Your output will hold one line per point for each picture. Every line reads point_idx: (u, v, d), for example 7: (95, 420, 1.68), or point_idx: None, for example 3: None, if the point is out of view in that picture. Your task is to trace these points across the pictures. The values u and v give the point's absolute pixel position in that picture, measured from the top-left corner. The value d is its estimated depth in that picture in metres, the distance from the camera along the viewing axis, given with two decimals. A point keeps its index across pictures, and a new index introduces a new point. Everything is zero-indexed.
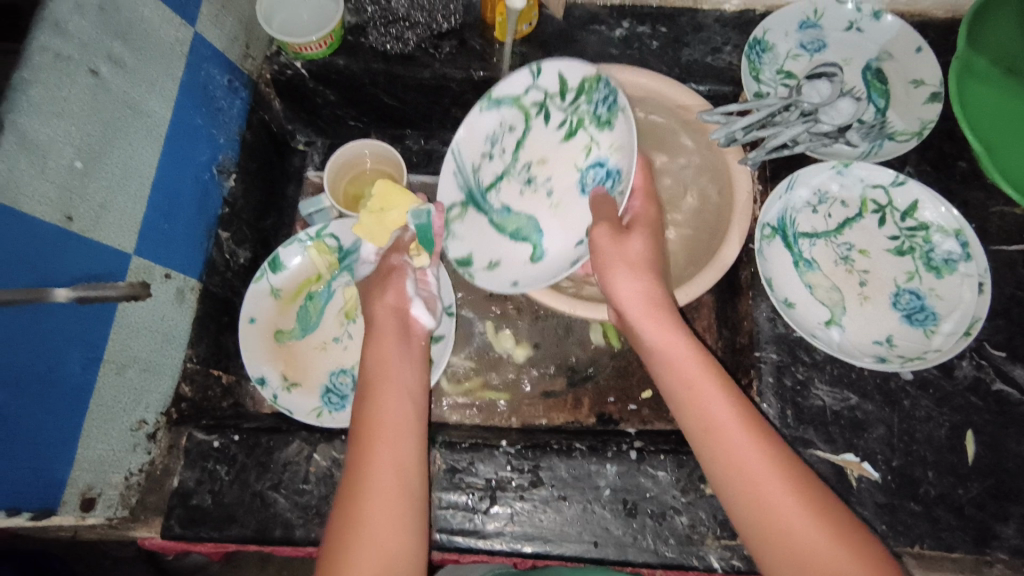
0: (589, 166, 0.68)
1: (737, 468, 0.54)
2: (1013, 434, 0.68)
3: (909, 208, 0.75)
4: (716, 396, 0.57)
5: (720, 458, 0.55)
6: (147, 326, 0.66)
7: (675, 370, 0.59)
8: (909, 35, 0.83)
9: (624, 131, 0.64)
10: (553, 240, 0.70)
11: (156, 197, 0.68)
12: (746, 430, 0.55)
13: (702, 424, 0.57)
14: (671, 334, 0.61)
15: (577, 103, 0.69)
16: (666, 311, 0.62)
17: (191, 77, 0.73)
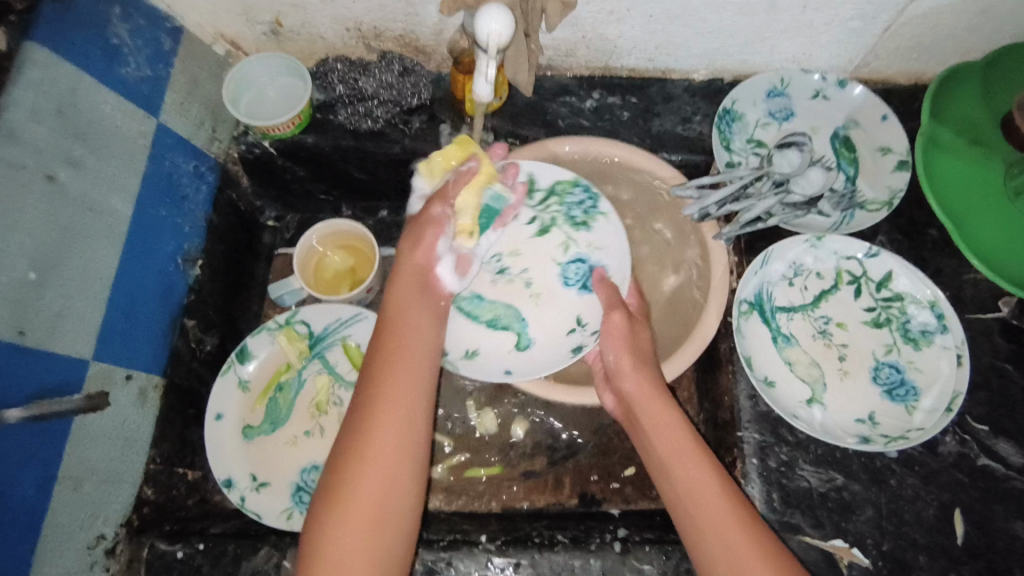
0: (569, 261, 0.78)
1: (697, 507, 0.58)
2: (1001, 511, 0.67)
3: (884, 279, 0.75)
4: (691, 451, 0.61)
5: (683, 493, 0.59)
6: (107, 433, 0.63)
7: (665, 427, 0.64)
8: (874, 102, 0.83)
9: (605, 234, 0.77)
10: (538, 329, 0.76)
11: (118, 295, 0.66)
12: (717, 477, 0.59)
13: (679, 473, 0.60)
14: (665, 410, 0.65)
15: (552, 203, 0.78)
16: (656, 379, 0.67)
17: (155, 168, 0.71)
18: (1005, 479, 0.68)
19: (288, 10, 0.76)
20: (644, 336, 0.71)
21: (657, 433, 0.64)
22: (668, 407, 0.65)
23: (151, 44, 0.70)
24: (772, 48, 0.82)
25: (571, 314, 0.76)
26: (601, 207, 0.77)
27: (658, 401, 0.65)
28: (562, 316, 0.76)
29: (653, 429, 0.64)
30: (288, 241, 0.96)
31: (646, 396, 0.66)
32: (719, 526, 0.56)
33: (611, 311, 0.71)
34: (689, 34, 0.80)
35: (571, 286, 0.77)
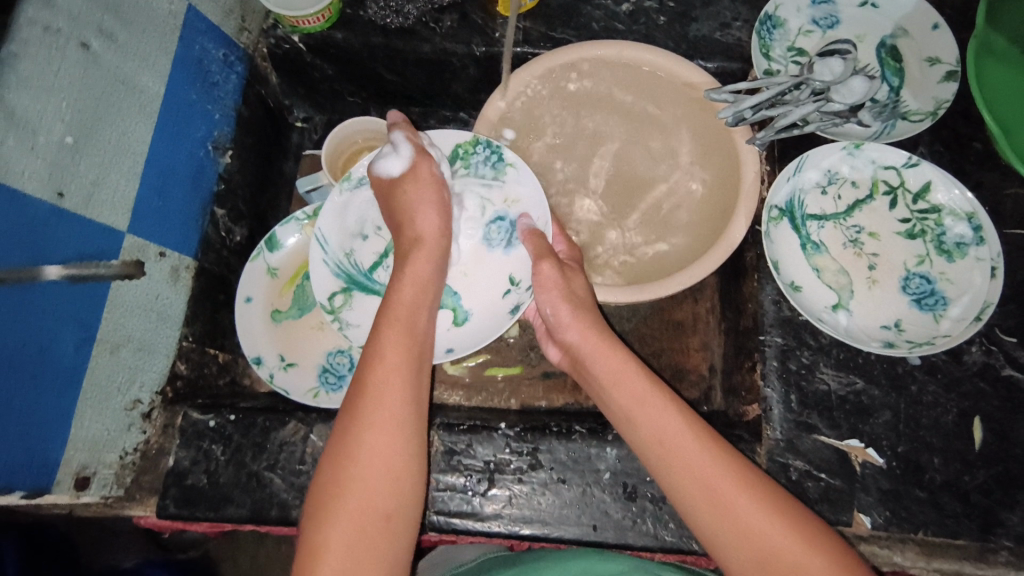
0: (489, 222, 0.75)
1: (678, 463, 0.56)
2: (1022, 420, 0.67)
3: (921, 189, 0.73)
4: (659, 404, 0.60)
5: (660, 454, 0.57)
6: (141, 304, 0.65)
7: (624, 382, 0.62)
8: (926, 10, 0.80)
9: (519, 186, 0.74)
10: (471, 301, 0.75)
11: (150, 173, 0.67)
12: (688, 428, 0.57)
13: (653, 431, 0.58)
14: (615, 358, 0.64)
15: (456, 168, 0.75)
16: (604, 337, 0.67)
17: (185, 51, 0.71)
18: None
19: None
20: (579, 285, 0.69)
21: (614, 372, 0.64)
22: (610, 346, 0.66)
23: None
24: None
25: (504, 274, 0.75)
26: (507, 158, 0.73)
27: (622, 363, 0.64)
28: (494, 282, 0.75)
29: (610, 387, 0.63)
30: (315, 143, 0.96)
31: (603, 351, 0.65)
32: (703, 476, 0.54)
33: (540, 261, 0.69)
34: None
35: (497, 247, 0.75)
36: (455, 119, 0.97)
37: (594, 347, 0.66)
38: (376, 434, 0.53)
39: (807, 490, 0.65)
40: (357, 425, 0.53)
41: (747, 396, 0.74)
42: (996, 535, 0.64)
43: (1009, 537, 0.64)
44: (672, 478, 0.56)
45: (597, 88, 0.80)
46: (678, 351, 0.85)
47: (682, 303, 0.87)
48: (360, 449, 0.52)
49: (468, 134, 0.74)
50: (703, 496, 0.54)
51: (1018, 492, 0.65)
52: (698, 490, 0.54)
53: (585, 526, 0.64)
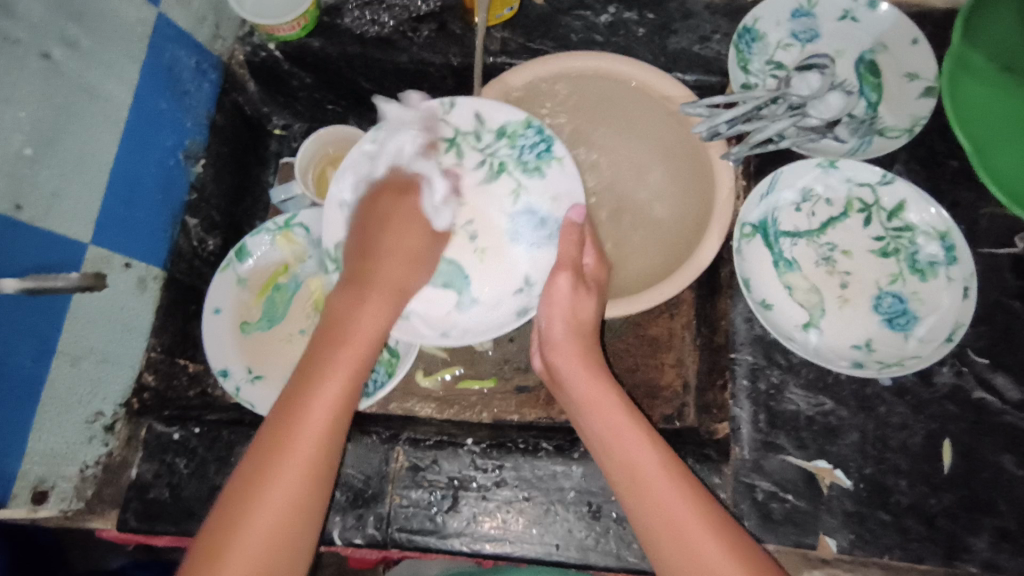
0: (519, 212, 0.73)
1: (645, 495, 0.56)
2: (990, 443, 0.66)
3: (896, 208, 0.73)
4: (635, 441, 0.58)
5: (628, 487, 0.57)
6: (106, 316, 0.65)
7: (599, 413, 0.61)
8: (906, 25, 0.79)
9: (559, 182, 0.72)
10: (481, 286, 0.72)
11: (116, 183, 0.66)
12: (660, 466, 0.57)
13: (623, 465, 0.57)
14: (590, 380, 0.63)
15: (502, 145, 0.73)
16: (593, 363, 0.65)
17: (154, 59, 0.70)
18: (999, 413, 0.67)
19: None
20: (586, 309, 0.67)
21: (584, 390, 0.63)
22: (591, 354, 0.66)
23: None
24: None
25: (518, 273, 0.72)
26: (556, 151, 0.72)
27: (599, 383, 0.63)
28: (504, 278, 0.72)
29: (588, 412, 0.62)
30: (294, 150, 0.95)
31: (580, 370, 0.64)
32: (672, 518, 0.54)
33: (557, 273, 0.67)
34: None
35: (527, 240, 0.73)
36: None
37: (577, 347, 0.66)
38: (290, 473, 0.52)
39: (772, 511, 0.65)
40: (272, 459, 0.53)
41: (717, 414, 0.73)
42: (961, 560, 0.63)
43: (975, 562, 0.63)
44: (641, 514, 0.56)
45: (574, 100, 0.80)
46: (653, 367, 0.84)
47: (658, 318, 0.86)
48: (269, 481, 0.52)
49: (519, 115, 0.71)
50: (665, 526, 0.54)
51: (984, 517, 0.64)
52: (670, 531, 0.54)
53: (548, 545, 0.64)
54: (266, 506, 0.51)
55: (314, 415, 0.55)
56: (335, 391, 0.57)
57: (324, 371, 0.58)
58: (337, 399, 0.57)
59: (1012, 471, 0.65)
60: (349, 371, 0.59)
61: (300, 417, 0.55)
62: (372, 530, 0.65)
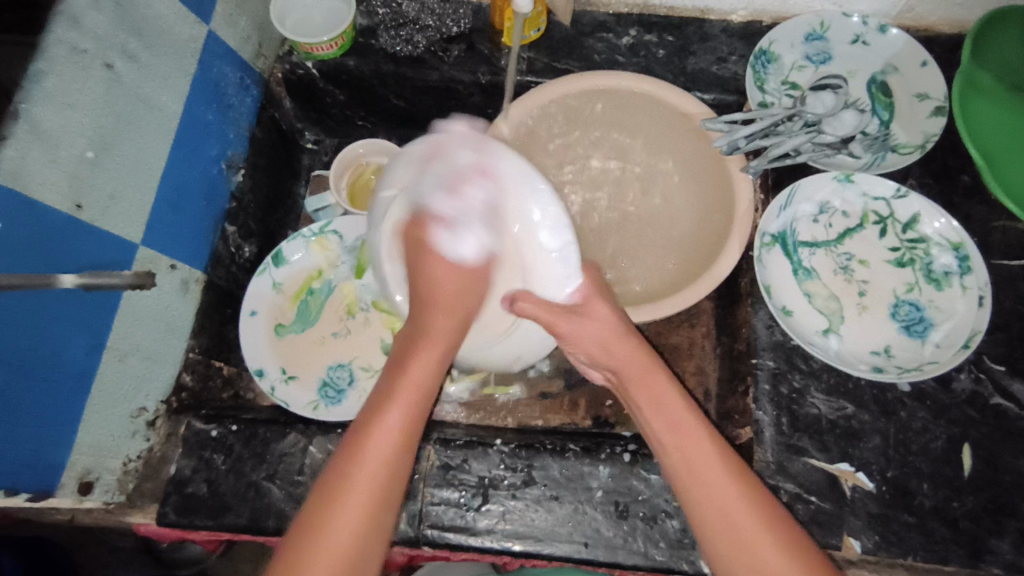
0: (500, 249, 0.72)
1: (708, 500, 0.56)
2: (1011, 448, 0.68)
3: (910, 220, 0.75)
4: (703, 449, 0.58)
5: (683, 473, 0.58)
6: (151, 315, 0.68)
7: (669, 416, 0.61)
8: (915, 48, 0.83)
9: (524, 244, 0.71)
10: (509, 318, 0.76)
11: (165, 189, 0.70)
12: (724, 466, 0.57)
13: (683, 468, 0.58)
14: (661, 385, 0.63)
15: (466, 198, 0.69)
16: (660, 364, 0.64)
17: (203, 74, 0.74)
18: (1017, 418, 0.69)
19: None
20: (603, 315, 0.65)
21: (651, 390, 0.63)
22: (642, 359, 0.64)
23: None
24: None
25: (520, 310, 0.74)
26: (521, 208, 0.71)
27: (670, 400, 0.61)
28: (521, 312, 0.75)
29: (651, 415, 0.62)
30: (325, 164, 0.99)
31: (647, 383, 0.63)
32: (731, 519, 0.55)
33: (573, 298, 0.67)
34: None
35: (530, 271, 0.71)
36: None
37: (641, 369, 0.64)
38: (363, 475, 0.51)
39: (797, 513, 0.66)
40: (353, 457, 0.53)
41: (740, 419, 0.75)
42: (985, 562, 0.64)
43: (999, 564, 0.64)
44: (700, 506, 0.56)
45: (600, 117, 0.83)
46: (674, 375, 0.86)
47: (678, 328, 0.89)
48: (334, 517, 0.50)
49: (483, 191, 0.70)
50: (726, 536, 0.54)
51: (1007, 520, 0.65)
52: (731, 538, 0.54)
53: (576, 543, 0.65)
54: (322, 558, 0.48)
55: (370, 468, 0.52)
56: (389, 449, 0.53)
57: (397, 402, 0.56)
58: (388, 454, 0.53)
59: None
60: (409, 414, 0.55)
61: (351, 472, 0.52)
62: (404, 527, 0.67)
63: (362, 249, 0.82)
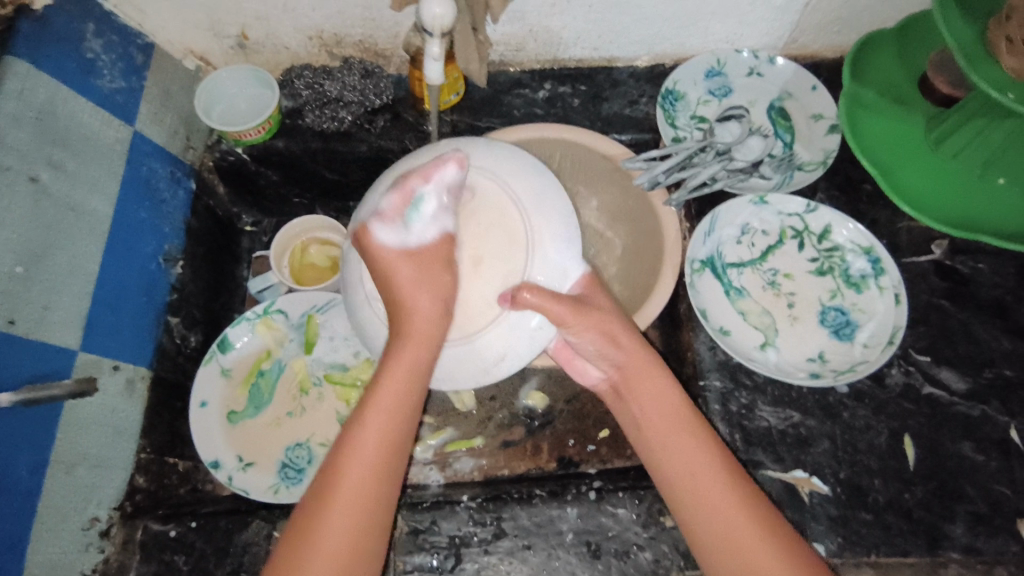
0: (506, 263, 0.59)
1: (703, 507, 0.59)
2: (948, 433, 0.71)
3: (824, 231, 0.81)
4: (703, 457, 0.61)
5: (681, 490, 0.61)
6: (96, 421, 0.67)
7: (656, 400, 0.65)
8: (804, 75, 0.90)
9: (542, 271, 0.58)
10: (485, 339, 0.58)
11: (102, 291, 0.69)
12: (720, 467, 0.60)
13: (681, 473, 0.61)
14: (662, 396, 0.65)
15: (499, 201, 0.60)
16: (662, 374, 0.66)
17: (133, 172, 0.76)
18: (949, 404, 0.73)
19: (253, 23, 0.82)
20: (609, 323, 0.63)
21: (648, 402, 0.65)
22: (641, 355, 0.65)
23: (123, 58, 0.75)
24: (705, 30, 0.89)
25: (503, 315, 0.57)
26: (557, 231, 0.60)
27: (667, 411, 0.64)
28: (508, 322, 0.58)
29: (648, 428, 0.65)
30: (266, 244, 1.00)
31: (643, 379, 0.65)
32: (726, 526, 0.58)
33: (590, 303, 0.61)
34: (628, 21, 0.86)
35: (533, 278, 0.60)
36: None
37: (641, 368, 0.65)
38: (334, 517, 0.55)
39: None
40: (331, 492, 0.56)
41: None
42: (943, 548, 0.67)
43: (956, 548, 0.67)
44: (691, 514, 0.60)
45: None
46: None
47: None
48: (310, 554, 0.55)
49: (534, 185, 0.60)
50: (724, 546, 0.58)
51: (955, 504, 0.68)
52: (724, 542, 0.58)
53: None
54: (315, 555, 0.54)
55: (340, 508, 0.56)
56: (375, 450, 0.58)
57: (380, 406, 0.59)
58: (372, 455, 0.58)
59: (972, 457, 0.70)
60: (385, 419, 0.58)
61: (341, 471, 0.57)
62: None
63: (308, 325, 0.83)
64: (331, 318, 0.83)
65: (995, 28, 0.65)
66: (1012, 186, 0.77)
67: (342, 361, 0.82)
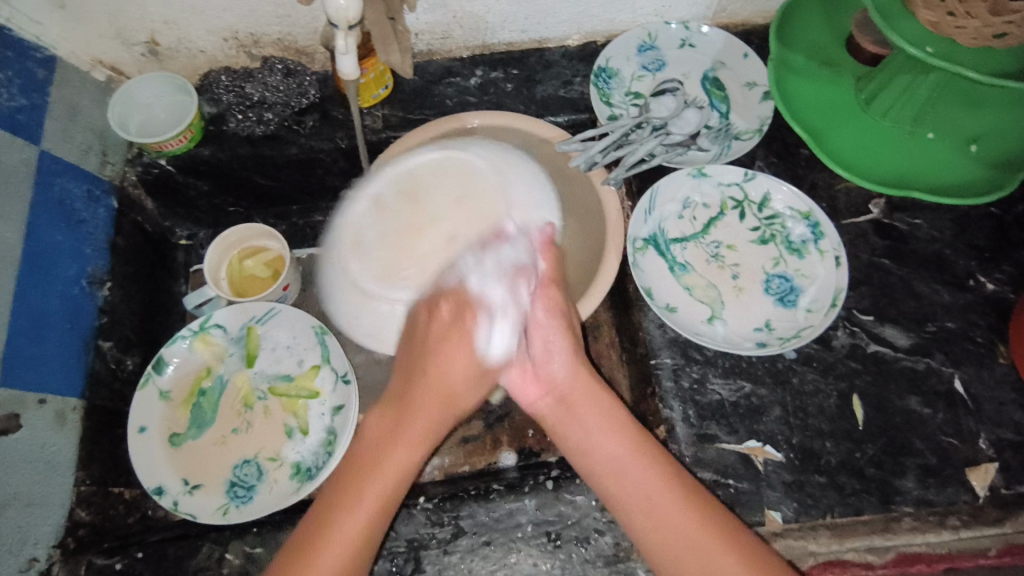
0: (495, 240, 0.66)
1: (680, 545, 0.55)
2: (894, 388, 0.72)
3: (763, 200, 0.81)
4: (649, 474, 0.59)
5: (649, 526, 0.57)
6: (25, 458, 0.64)
7: (605, 442, 0.61)
8: (735, 43, 0.90)
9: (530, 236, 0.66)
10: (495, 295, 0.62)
11: (18, 323, 0.66)
12: (691, 505, 0.57)
13: (643, 514, 0.57)
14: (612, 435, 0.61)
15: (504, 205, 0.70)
16: (604, 402, 0.63)
17: (43, 195, 0.72)
18: (895, 360, 0.73)
19: (161, 28, 0.78)
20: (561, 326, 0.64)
21: (604, 444, 0.61)
22: (592, 386, 0.64)
23: (22, 74, 0.70)
24: (632, 5, 0.87)
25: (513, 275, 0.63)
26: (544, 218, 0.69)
27: (611, 431, 0.61)
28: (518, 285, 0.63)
29: (604, 472, 0.60)
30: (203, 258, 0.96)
31: (591, 405, 0.63)
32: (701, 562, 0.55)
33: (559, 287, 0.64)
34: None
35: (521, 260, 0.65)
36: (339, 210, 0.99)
37: (585, 389, 0.64)
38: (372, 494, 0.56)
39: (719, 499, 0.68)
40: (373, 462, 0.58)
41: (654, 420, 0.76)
42: (895, 503, 0.68)
43: (908, 502, 0.68)
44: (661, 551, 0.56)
45: None
46: None
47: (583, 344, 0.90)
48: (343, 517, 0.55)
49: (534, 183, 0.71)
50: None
51: (905, 459, 0.69)
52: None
53: None
54: (334, 544, 0.54)
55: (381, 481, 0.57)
56: (408, 454, 0.59)
57: (399, 422, 0.60)
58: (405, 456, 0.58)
59: (919, 410, 0.71)
60: (417, 425, 0.59)
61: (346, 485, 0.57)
62: None
63: (249, 339, 0.80)
64: (270, 333, 0.80)
65: None
66: (941, 139, 0.78)
67: (286, 372, 0.79)
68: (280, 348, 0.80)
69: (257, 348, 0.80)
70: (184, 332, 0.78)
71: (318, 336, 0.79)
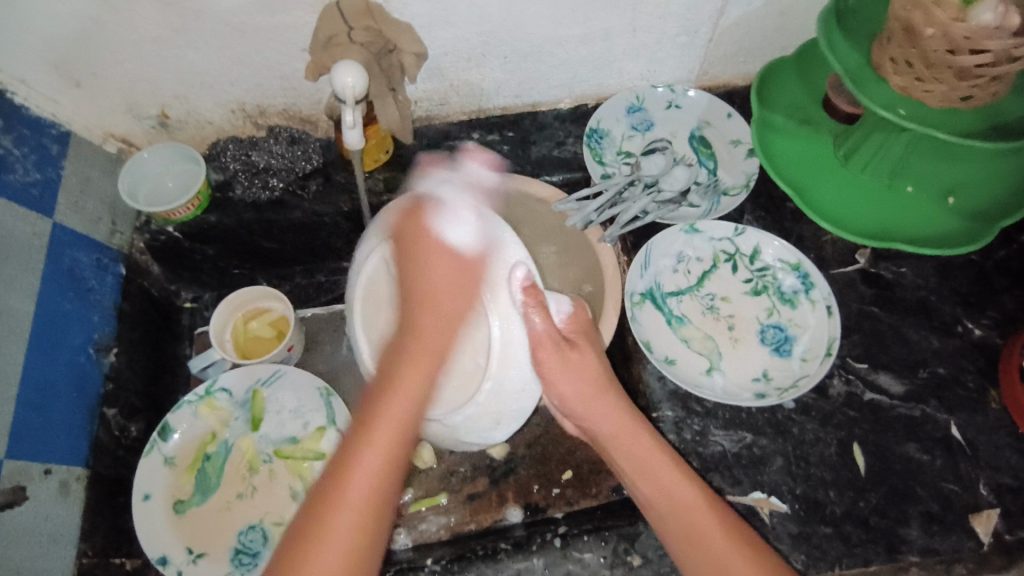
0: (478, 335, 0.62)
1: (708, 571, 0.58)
2: (892, 435, 0.73)
3: (754, 252, 0.84)
4: (688, 505, 0.62)
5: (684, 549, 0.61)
6: (29, 531, 0.64)
7: (650, 475, 0.64)
8: (718, 104, 0.95)
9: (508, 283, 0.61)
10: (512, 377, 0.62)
11: (27, 394, 0.67)
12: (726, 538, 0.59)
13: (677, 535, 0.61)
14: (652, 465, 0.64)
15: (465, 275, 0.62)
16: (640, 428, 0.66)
17: (54, 265, 0.74)
18: (891, 408, 0.75)
19: (171, 102, 0.82)
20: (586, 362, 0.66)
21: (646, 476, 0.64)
22: (623, 413, 0.67)
23: (37, 149, 0.73)
24: (620, 71, 0.92)
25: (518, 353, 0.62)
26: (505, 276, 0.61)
27: (653, 460, 0.64)
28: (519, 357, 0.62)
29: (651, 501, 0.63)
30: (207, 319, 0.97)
31: (627, 440, 0.66)
32: None
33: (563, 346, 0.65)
34: (545, 68, 0.89)
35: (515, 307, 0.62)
36: (341, 268, 1.01)
37: (618, 426, 0.67)
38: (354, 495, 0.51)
39: None
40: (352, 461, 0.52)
41: None
42: (902, 552, 0.68)
43: (914, 551, 0.68)
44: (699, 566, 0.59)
45: None
46: None
47: None
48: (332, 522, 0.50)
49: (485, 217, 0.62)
50: None
51: (908, 507, 0.70)
52: None
53: None
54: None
55: (357, 490, 0.51)
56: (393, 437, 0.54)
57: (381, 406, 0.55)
58: (387, 451, 0.53)
59: (918, 457, 0.72)
60: (390, 427, 0.54)
61: (366, 444, 0.53)
62: None
63: (254, 401, 0.81)
64: (273, 394, 0.81)
65: (877, 50, 0.69)
66: (920, 193, 0.82)
67: (291, 435, 0.79)
68: (284, 409, 0.80)
69: (261, 411, 0.80)
70: (189, 399, 0.79)
71: (322, 396, 0.80)
